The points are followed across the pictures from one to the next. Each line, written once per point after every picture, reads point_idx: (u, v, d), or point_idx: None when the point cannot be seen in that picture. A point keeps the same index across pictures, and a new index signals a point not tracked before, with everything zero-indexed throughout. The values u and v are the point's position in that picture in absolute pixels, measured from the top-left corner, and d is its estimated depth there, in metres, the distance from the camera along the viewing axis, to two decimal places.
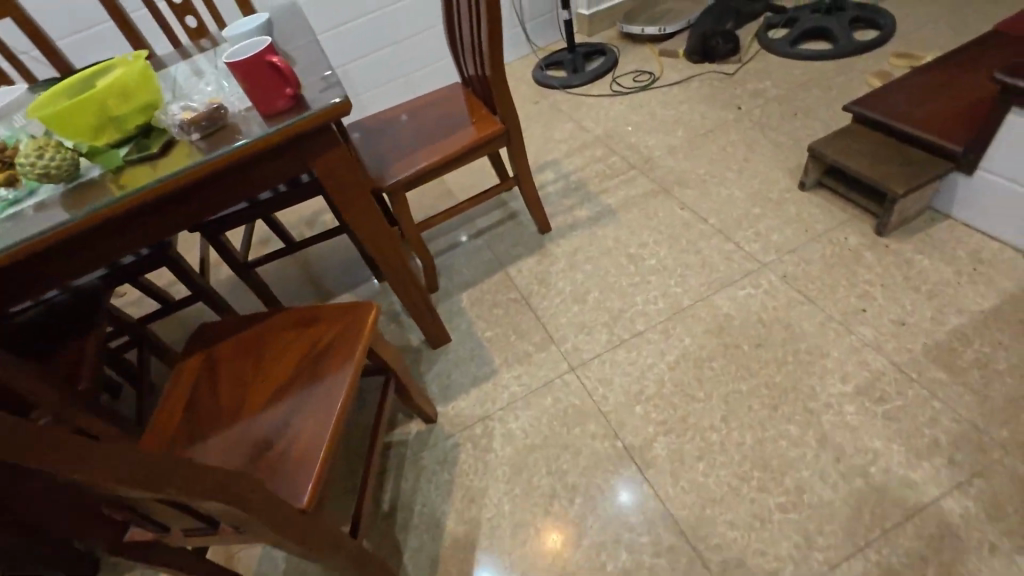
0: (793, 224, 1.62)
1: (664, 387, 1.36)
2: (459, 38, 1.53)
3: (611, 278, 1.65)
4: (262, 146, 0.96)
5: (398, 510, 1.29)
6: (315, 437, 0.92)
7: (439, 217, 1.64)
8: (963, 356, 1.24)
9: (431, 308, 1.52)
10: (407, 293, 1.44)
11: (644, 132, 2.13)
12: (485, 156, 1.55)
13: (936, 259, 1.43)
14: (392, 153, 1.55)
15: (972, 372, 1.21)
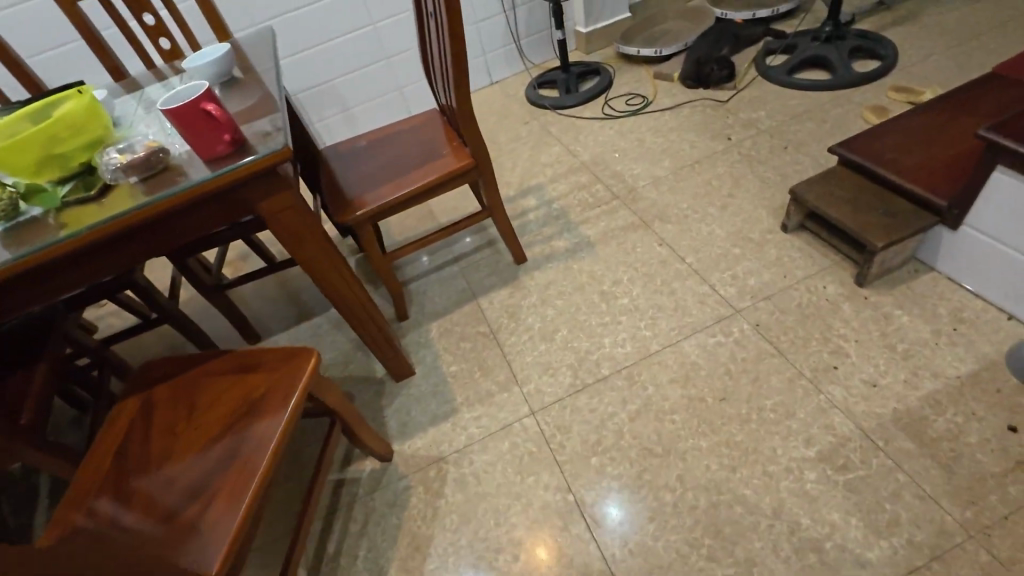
0: (772, 268, 1.57)
1: (623, 438, 1.32)
2: (432, 68, 1.50)
3: (581, 316, 1.61)
4: (197, 194, 0.94)
5: (341, 555, 1.27)
6: (239, 492, 0.91)
7: (409, 249, 1.60)
8: (933, 425, 1.18)
9: (393, 344, 1.49)
10: (369, 332, 1.41)
11: (630, 160, 2.09)
12: (455, 189, 1.51)
13: (915, 316, 1.37)
14: (360, 184, 1.51)
15: (941, 444, 1.15)
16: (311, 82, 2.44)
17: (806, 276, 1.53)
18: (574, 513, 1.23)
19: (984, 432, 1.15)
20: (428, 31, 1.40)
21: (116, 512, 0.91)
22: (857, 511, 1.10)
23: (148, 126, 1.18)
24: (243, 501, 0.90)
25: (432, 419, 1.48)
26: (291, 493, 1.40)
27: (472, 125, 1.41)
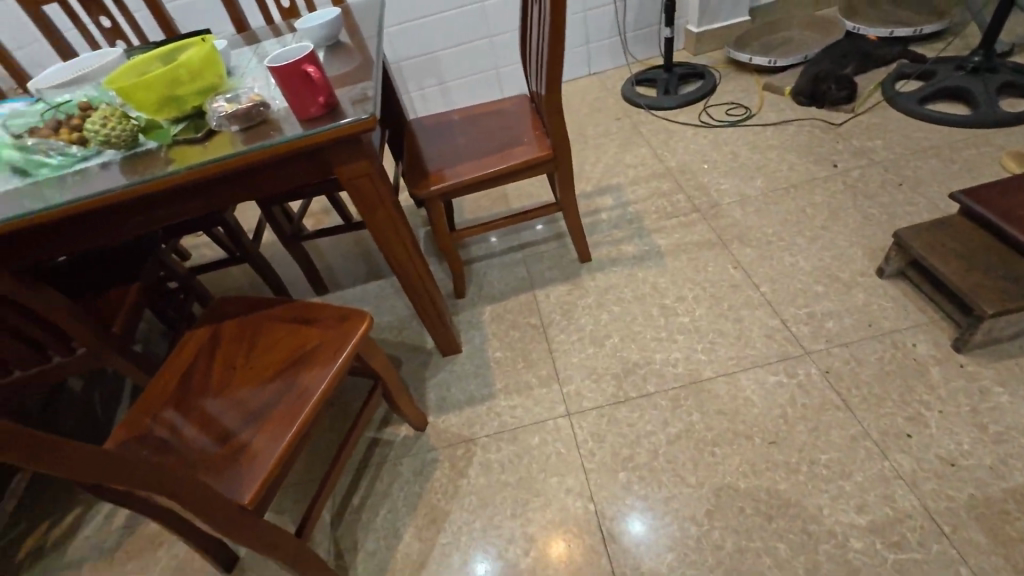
0: (853, 318, 1.45)
1: (653, 463, 1.29)
2: (528, 54, 1.48)
3: (636, 327, 1.56)
4: (288, 149, 0.99)
5: (364, 509, 1.33)
6: (283, 428, 0.97)
7: (475, 230, 1.61)
8: (1016, 525, 1.05)
9: (445, 320, 1.52)
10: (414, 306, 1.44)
11: (719, 173, 1.97)
12: (531, 178, 1.51)
13: (1019, 400, 1.21)
14: (435, 160, 1.54)
15: (1019, 546, 1.02)
16: (414, 51, 2.50)
17: (891, 332, 1.40)
18: (592, 523, 1.22)
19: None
20: (530, 13, 1.37)
21: (175, 428, 1.00)
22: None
23: (257, 79, 1.26)
24: (284, 438, 0.96)
25: (468, 401, 1.51)
26: (328, 443, 1.48)
27: (558, 114, 1.38)
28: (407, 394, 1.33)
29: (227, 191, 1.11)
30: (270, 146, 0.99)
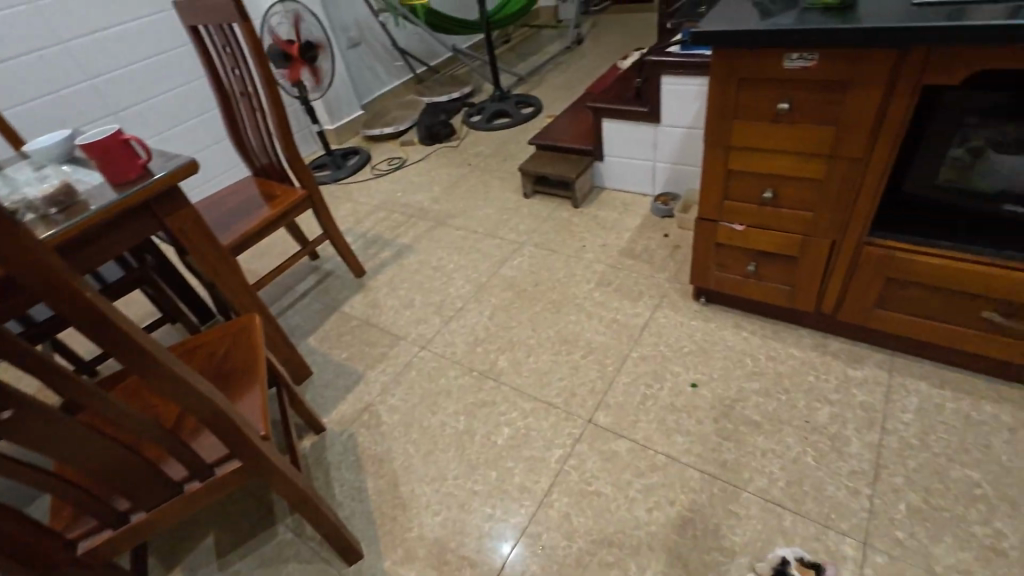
0: (699, 296, 1.58)
1: (535, 448, 1.30)
2: (237, 111, 1.71)
3: (509, 329, 1.66)
4: (122, 206, 1.01)
5: (258, 540, 1.24)
6: (195, 430, 0.98)
7: (266, 277, 1.72)
8: (844, 448, 1.15)
9: (292, 348, 1.56)
10: (276, 340, 1.51)
11: (579, 169, 2.10)
12: (292, 219, 1.73)
13: (833, 344, 1.37)
14: (241, 219, 1.65)
15: (855, 443, 1.15)
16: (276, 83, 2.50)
17: (729, 309, 1.54)
18: (480, 519, 1.19)
19: (896, 456, 1.12)
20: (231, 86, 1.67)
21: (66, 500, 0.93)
22: (762, 532, 1.05)
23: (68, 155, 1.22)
24: (200, 435, 0.97)
25: (355, 421, 1.48)
26: None
27: (301, 164, 1.73)
28: (298, 401, 1.37)
29: (29, 293, 1.01)
30: (73, 225, 0.96)
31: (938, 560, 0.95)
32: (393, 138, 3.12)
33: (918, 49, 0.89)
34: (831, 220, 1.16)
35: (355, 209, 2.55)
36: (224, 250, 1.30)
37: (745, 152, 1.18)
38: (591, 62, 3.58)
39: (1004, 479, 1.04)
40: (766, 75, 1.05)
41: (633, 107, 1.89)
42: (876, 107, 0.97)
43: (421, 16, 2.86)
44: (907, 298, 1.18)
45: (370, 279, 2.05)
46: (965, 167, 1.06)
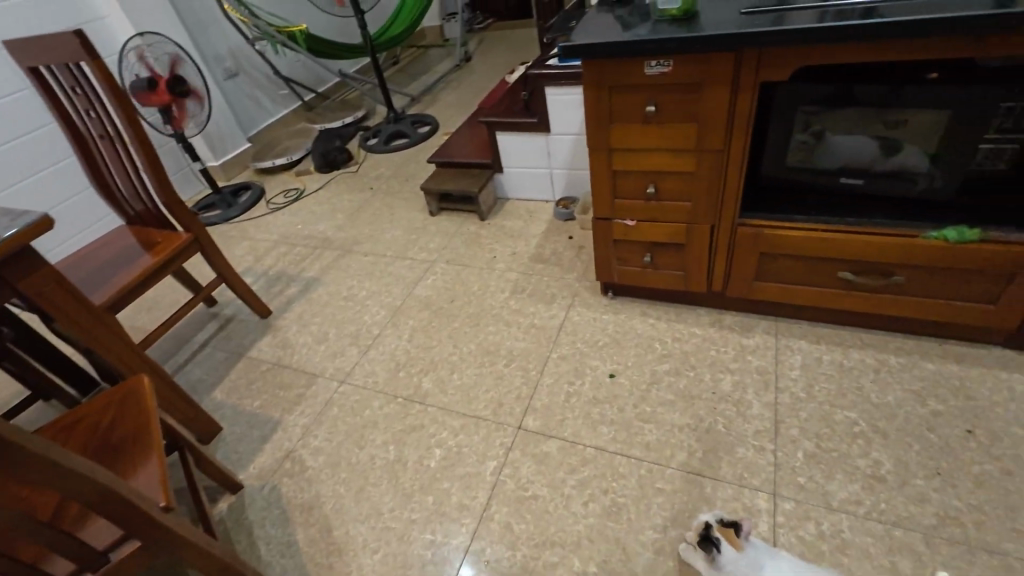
0: (606, 291, 1.66)
1: (469, 465, 1.30)
2: (99, 156, 1.55)
3: (432, 349, 1.65)
4: None
5: None
6: (82, 516, 0.87)
7: (155, 333, 1.56)
8: (748, 412, 1.26)
9: (195, 404, 1.43)
10: (174, 400, 1.38)
11: (482, 182, 2.14)
12: (179, 266, 1.60)
13: (727, 319, 1.50)
14: (117, 273, 1.49)
15: (756, 405, 1.27)
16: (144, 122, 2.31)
17: (635, 299, 1.64)
18: (421, 547, 1.16)
19: (790, 411, 1.24)
20: (87, 129, 1.51)
21: None
22: (687, 503, 1.12)
23: None
24: (89, 520, 0.86)
25: (276, 471, 1.39)
26: None
27: (183, 205, 1.61)
28: (207, 461, 1.26)
29: None
30: None
31: (834, 496, 1.07)
32: (287, 169, 2.98)
33: (752, 51, 1.01)
34: (707, 207, 1.28)
35: (252, 247, 2.40)
36: (96, 309, 1.17)
37: (625, 153, 1.27)
38: (481, 78, 3.66)
39: (875, 414, 1.20)
40: (632, 82, 1.14)
41: (523, 119, 1.97)
42: (726, 102, 1.09)
43: (301, 43, 2.76)
44: (779, 268, 1.32)
45: (277, 318, 1.93)
46: (811, 150, 1.21)
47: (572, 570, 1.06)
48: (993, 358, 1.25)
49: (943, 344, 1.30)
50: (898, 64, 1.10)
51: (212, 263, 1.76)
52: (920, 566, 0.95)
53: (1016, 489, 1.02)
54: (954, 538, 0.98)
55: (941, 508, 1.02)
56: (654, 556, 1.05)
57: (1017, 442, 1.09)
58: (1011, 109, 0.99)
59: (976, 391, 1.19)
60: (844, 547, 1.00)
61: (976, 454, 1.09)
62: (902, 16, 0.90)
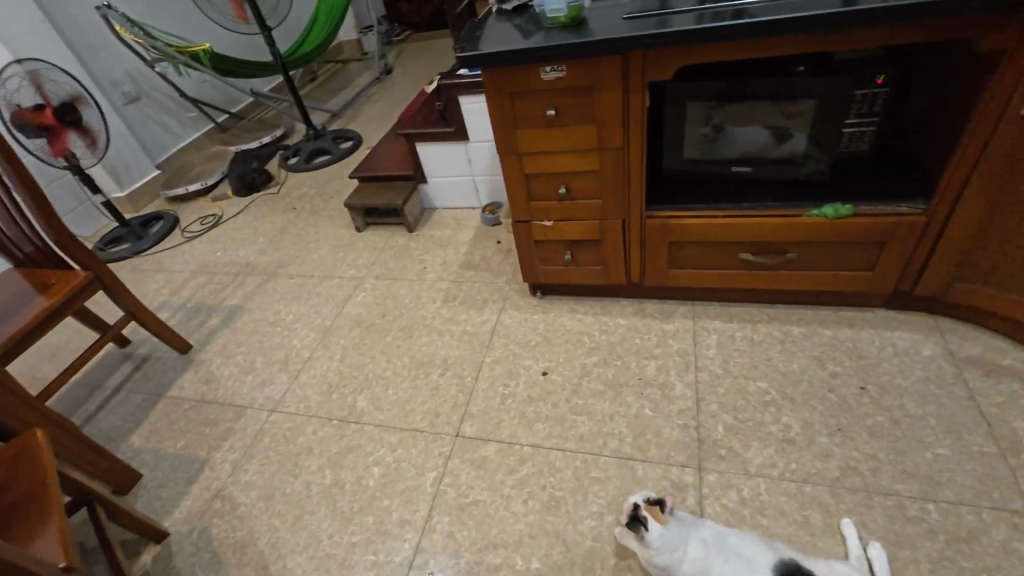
0: (535, 291, 1.70)
1: (409, 478, 1.28)
2: None
3: (365, 367, 1.62)
4: None
5: None
6: None
7: (55, 384, 1.43)
8: (671, 393, 1.33)
9: (108, 454, 1.33)
10: (83, 452, 1.28)
11: (406, 194, 2.13)
12: (78, 307, 1.48)
13: (649, 307, 1.57)
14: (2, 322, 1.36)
15: (679, 386, 1.34)
16: None
17: (562, 297, 1.69)
18: (364, 570, 1.13)
19: (709, 388, 1.32)
20: None
21: None
22: (621, 487, 1.16)
23: None
24: None
25: (204, 513, 1.32)
26: None
27: (77, 242, 1.49)
28: (124, 512, 1.18)
29: None
30: None
31: (752, 463, 1.15)
32: (203, 195, 2.83)
33: (636, 53, 1.08)
34: (616, 203, 1.34)
35: (168, 279, 2.26)
36: None
37: (535, 156, 1.31)
38: (402, 90, 3.64)
39: (783, 382, 1.29)
40: (531, 87, 1.17)
41: (441, 129, 1.98)
42: (619, 103, 1.15)
43: (206, 62, 2.63)
44: (687, 255, 1.40)
45: (198, 352, 1.83)
46: (713, 142, 1.29)
47: (515, 569, 1.08)
48: (879, 320, 1.38)
49: (837, 312, 1.42)
50: (773, 59, 1.20)
51: (118, 301, 1.64)
52: (828, 516, 1.04)
53: (904, 435, 1.13)
54: (855, 486, 1.07)
55: (843, 460, 1.12)
56: (593, 543, 1.09)
57: (902, 392, 1.21)
58: (863, 96, 1.13)
59: (866, 350, 1.31)
60: (763, 509, 1.07)
61: (869, 407, 1.20)
62: (770, 15, 0.98)
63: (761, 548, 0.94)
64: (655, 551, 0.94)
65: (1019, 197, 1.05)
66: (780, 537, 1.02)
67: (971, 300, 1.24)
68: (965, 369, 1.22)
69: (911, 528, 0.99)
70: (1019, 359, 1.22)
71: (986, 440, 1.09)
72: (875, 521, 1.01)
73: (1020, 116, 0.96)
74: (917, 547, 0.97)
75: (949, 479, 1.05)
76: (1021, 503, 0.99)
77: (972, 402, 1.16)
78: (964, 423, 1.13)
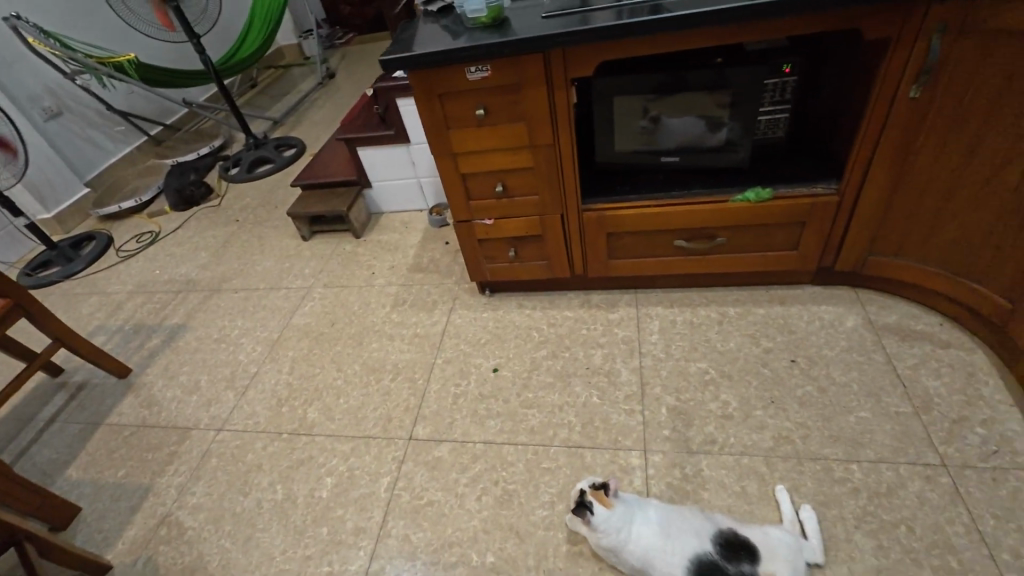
0: (484, 289, 1.71)
1: (363, 486, 1.27)
2: None
3: (315, 377, 1.59)
4: None
5: None
6: None
7: None
8: (618, 380, 1.37)
9: (39, 489, 1.27)
10: (12, 490, 1.21)
11: (351, 200, 2.11)
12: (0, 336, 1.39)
13: (595, 297, 1.61)
14: None
15: (624, 372, 1.38)
16: None
17: (511, 293, 1.70)
18: None
19: (653, 371, 1.36)
20: None
21: None
22: (572, 476, 1.19)
23: None
24: None
25: (150, 541, 1.27)
26: None
27: None
28: (60, 548, 1.12)
29: None
30: None
31: (694, 440, 1.20)
32: (137, 212, 2.71)
33: (556, 51, 1.10)
34: (553, 198, 1.36)
35: (102, 301, 2.16)
36: None
37: (469, 156, 1.31)
38: (346, 94, 3.58)
39: (721, 360, 1.35)
40: (458, 88, 1.18)
41: (380, 132, 1.96)
42: (545, 100, 1.17)
43: (132, 74, 2.51)
44: (626, 245, 1.44)
45: (138, 375, 1.76)
46: (652, 133, 1.33)
47: (471, 565, 1.09)
48: (807, 296, 1.45)
49: (770, 291, 1.50)
50: (694, 52, 1.25)
51: (43, 326, 1.56)
52: (764, 484, 1.09)
53: (831, 402, 1.21)
54: (787, 453, 1.13)
55: (776, 431, 1.18)
56: (546, 532, 1.11)
57: (828, 362, 1.28)
58: (775, 85, 1.19)
59: (795, 325, 1.39)
60: (704, 483, 1.12)
61: (799, 378, 1.27)
62: (684, 10, 1.01)
63: (702, 521, 0.98)
64: (601, 533, 0.96)
65: (917, 174, 1.13)
66: (721, 508, 1.07)
67: (885, 272, 1.32)
68: (883, 336, 1.31)
69: (837, 488, 1.06)
70: (930, 324, 1.31)
71: (902, 400, 1.18)
72: (806, 485, 1.07)
73: (910, 98, 1.04)
74: (843, 506, 1.03)
75: (871, 440, 1.12)
76: (933, 455, 1.07)
77: (890, 365, 1.25)
78: (883, 386, 1.21)
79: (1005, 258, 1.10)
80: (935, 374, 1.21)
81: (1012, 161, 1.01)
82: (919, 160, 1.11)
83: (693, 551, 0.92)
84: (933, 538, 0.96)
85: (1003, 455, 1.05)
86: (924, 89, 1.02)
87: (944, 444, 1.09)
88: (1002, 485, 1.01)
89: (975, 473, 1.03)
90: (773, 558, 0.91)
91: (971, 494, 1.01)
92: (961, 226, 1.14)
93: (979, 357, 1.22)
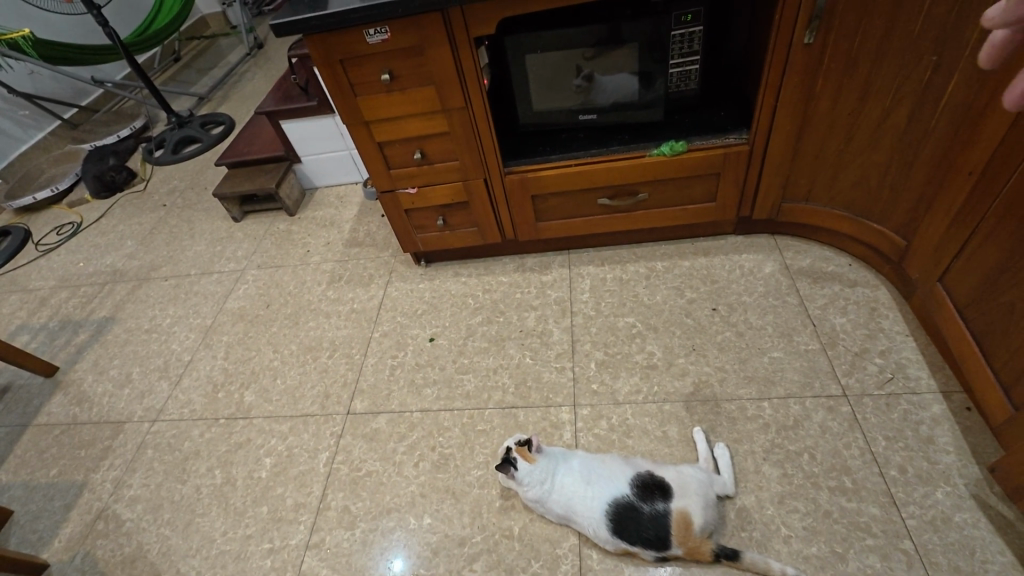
0: (420, 260, 1.70)
1: (302, 463, 1.28)
2: None
3: (251, 360, 1.57)
4: None
5: None
6: None
7: None
8: (550, 339, 1.39)
9: None
10: None
11: (280, 178, 2.03)
12: None
13: (529, 261, 1.62)
14: None
15: (557, 331, 1.41)
16: None
17: (447, 262, 1.70)
18: (260, 559, 1.14)
19: (583, 328, 1.40)
20: None
21: None
22: (504, 436, 1.23)
23: None
24: None
25: (87, 536, 1.25)
26: None
27: None
28: None
29: None
30: None
31: (620, 392, 1.24)
32: (54, 203, 2.56)
33: (455, 9, 1.06)
34: (473, 163, 1.35)
35: (24, 298, 2.04)
36: None
37: (382, 123, 1.28)
38: (276, 65, 3.39)
39: (648, 313, 1.39)
40: (360, 52, 1.14)
41: (302, 103, 1.88)
42: (450, 61, 1.14)
43: (30, 51, 2.30)
44: (552, 207, 1.45)
45: (67, 372, 1.69)
46: (580, 93, 1.31)
47: (408, 529, 1.12)
48: (729, 246, 1.50)
49: (695, 243, 1.53)
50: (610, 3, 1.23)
51: None
52: (684, 428, 1.15)
53: (746, 344, 1.27)
54: (706, 397, 1.19)
55: (697, 376, 1.23)
56: (480, 490, 1.15)
57: (746, 308, 1.34)
58: (681, 35, 1.17)
59: (717, 275, 1.43)
60: (629, 431, 1.17)
61: (720, 325, 1.32)
62: None
63: (622, 466, 1.01)
64: (525, 487, 1.01)
65: (817, 121, 1.16)
66: (643, 453, 1.13)
67: (799, 217, 1.37)
68: (797, 280, 1.37)
69: (750, 425, 1.12)
70: (840, 265, 1.38)
71: (811, 338, 1.24)
72: (721, 425, 1.13)
73: (805, 44, 1.05)
74: (754, 441, 1.10)
75: (781, 377, 1.19)
76: (835, 387, 1.15)
77: (802, 307, 1.31)
78: (794, 326, 1.28)
79: (899, 198, 1.15)
80: (842, 311, 1.28)
81: (900, 103, 1.04)
82: (819, 106, 1.14)
83: (611, 495, 0.95)
84: (831, 462, 1.04)
85: (897, 381, 1.13)
86: (816, 34, 1.03)
87: (846, 375, 1.16)
88: (894, 409, 1.09)
89: (871, 401, 1.11)
90: (686, 493, 0.94)
91: (867, 419, 1.09)
92: (860, 169, 1.19)
93: (882, 293, 1.29)
